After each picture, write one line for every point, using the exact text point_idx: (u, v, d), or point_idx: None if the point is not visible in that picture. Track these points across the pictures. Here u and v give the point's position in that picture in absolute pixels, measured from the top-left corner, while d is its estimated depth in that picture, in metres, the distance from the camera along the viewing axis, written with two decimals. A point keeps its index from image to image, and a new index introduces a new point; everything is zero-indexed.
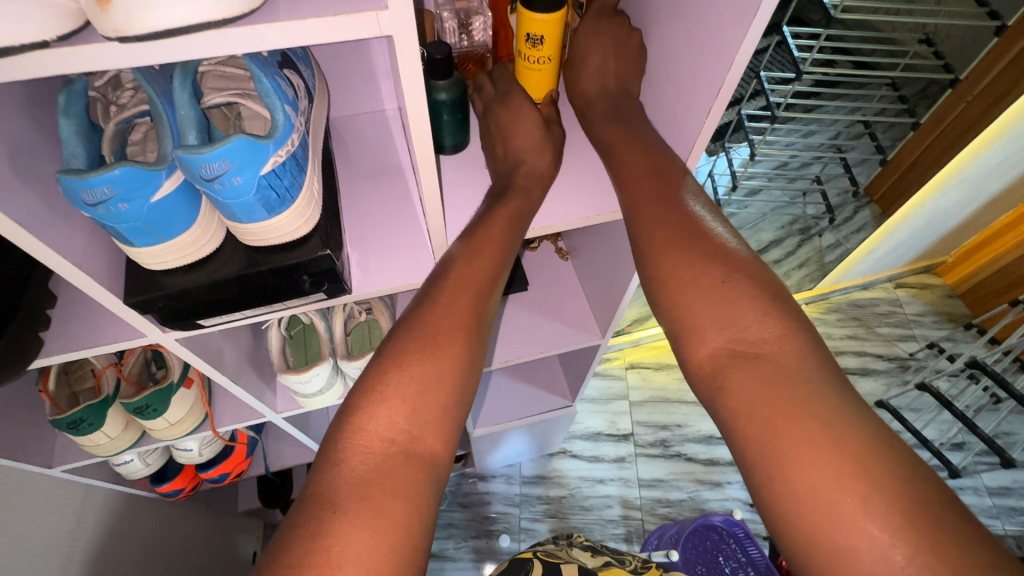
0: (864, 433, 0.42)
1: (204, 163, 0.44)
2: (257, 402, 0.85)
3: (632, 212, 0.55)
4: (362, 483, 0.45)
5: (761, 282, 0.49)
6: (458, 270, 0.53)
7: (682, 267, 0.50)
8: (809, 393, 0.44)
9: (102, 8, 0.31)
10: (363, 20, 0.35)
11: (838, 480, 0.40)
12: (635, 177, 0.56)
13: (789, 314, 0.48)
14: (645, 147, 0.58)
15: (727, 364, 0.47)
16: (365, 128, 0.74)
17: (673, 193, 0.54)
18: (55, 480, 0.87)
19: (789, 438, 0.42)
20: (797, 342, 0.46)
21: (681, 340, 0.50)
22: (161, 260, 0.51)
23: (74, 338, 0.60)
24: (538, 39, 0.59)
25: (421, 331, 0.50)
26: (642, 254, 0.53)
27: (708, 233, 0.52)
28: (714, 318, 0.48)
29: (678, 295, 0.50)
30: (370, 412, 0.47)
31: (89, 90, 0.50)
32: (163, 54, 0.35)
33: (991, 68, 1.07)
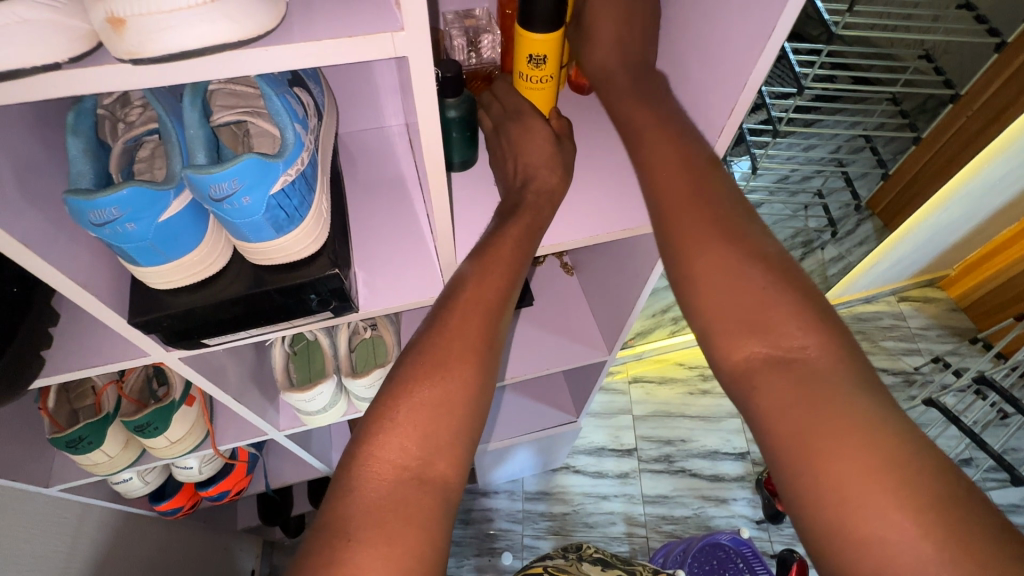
0: (907, 451, 0.39)
1: (213, 183, 0.43)
2: (260, 420, 0.83)
3: (663, 204, 0.50)
4: (373, 511, 0.43)
5: (803, 294, 0.46)
6: (469, 290, 0.52)
7: (715, 269, 0.47)
8: (849, 411, 0.41)
9: (115, 30, 0.31)
10: (377, 42, 0.35)
11: (883, 495, 0.38)
12: (669, 164, 0.51)
13: (828, 326, 0.45)
14: (675, 131, 0.53)
15: (767, 375, 0.44)
16: (373, 144, 0.74)
17: (709, 185, 0.50)
18: (51, 499, 0.85)
19: (822, 456, 0.40)
20: (838, 354, 0.44)
21: (715, 352, 0.47)
22: (167, 280, 0.50)
23: (75, 357, 0.59)
24: (540, 59, 0.60)
25: (433, 351, 0.49)
26: (672, 251, 0.49)
27: (745, 232, 0.48)
28: (746, 330, 0.46)
29: (709, 300, 0.47)
30: (380, 441, 0.46)
31: (97, 108, 0.50)
32: (174, 77, 0.34)
33: (990, 86, 1.05)
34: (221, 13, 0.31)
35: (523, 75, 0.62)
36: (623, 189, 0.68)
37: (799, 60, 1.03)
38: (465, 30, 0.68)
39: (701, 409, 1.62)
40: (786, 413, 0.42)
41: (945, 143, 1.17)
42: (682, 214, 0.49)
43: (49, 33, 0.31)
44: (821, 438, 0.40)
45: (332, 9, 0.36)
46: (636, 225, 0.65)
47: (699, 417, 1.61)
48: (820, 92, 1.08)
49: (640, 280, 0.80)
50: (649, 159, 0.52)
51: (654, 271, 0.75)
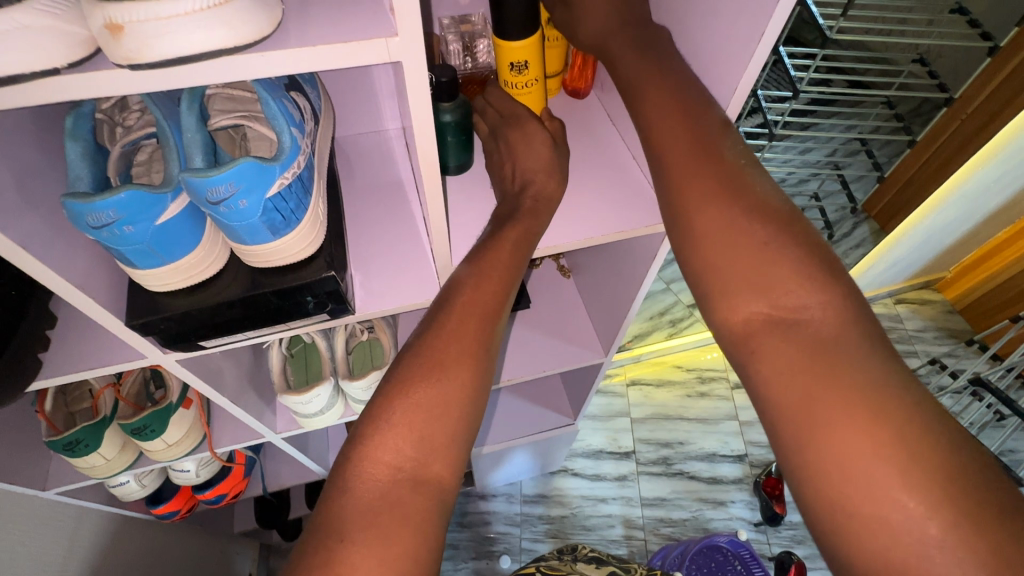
0: (916, 421, 0.37)
1: (211, 186, 0.44)
2: (257, 423, 0.84)
3: (665, 162, 0.48)
4: (368, 512, 0.44)
5: (814, 255, 0.43)
6: (466, 294, 0.53)
7: (718, 228, 0.45)
8: (856, 376, 0.39)
9: (114, 36, 0.31)
10: (371, 48, 0.35)
11: (888, 470, 0.36)
12: (671, 122, 0.49)
13: (840, 288, 0.42)
14: (679, 90, 0.50)
15: (767, 338, 0.42)
16: (369, 148, 0.75)
17: (714, 141, 0.47)
18: (47, 503, 0.85)
19: (822, 426, 0.38)
20: (847, 318, 0.41)
21: (716, 317, 0.45)
22: (165, 282, 0.51)
23: (72, 359, 0.59)
24: (523, 65, 0.62)
25: (430, 352, 0.50)
26: (673, 211, 0.47)
27: (751, 189, 0.46)
28: (750, 292, 0.43)
29: (711, 259, 0.45)
30: (377, 441, 0.47)
31: (95, 112, 0.50)
32: (171, 82, 0.35)
33: (982, 90, 1.07)
34: (218, 20, 0.32)
35: (510, 82, 0.65)
36: (616, 192, 0.69)
37: (793, 64, 1.04)
38: (461, 34, 0.69)
39: (699, 411, 1.62)
40: (787, 378, 0.41)
41: (946, 141, 1.17)
42: (683, 171, 0.47)
43: (49, 39, 0.31)
44: (827, 409, 0.38)
45: (328, 15, 0.36)
46: (631, 228, 0.66)
47: (696, 420, 1.61)
48: (814, 96, 1.09)
49: (635, 282, 0.80)
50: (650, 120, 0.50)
51: (649, 273, 0.76)
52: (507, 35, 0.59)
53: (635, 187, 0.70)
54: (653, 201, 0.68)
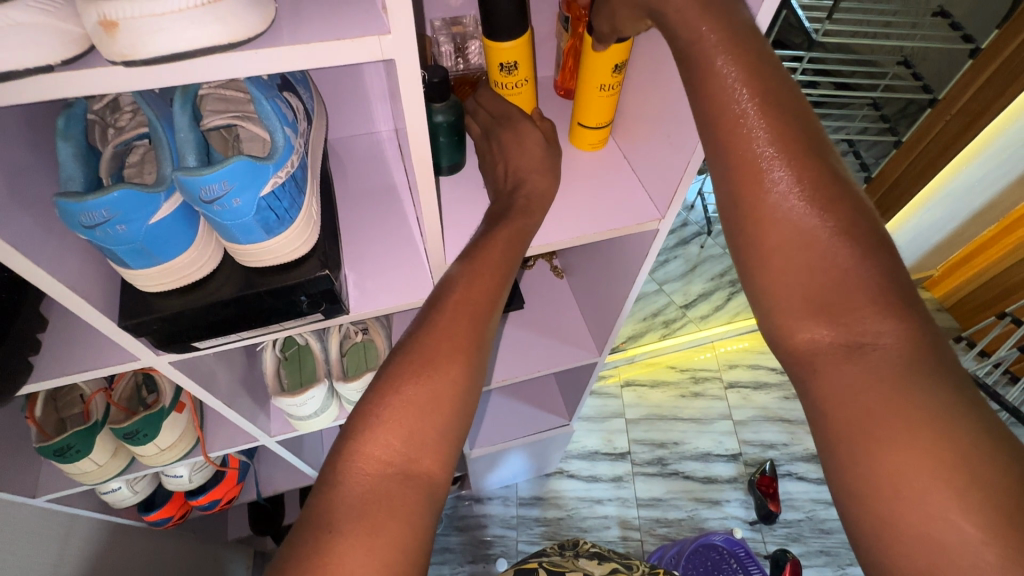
0: (984, 450, 0.35)
1: (205, 184, 0.44)
2: (251, 426, 0.83)
3: (735, 165, 0.45)
4: (357, 506, 0.44)
5: (890, 275, 0.42)
6: (458, 293, 0.53)
7: (790, 241, 0.44)
8: (926, 401, 0.37)
9: (108, 33, 0.31)
10: (364, 45, 0.36)
11: (946, 493, 0.35)
12: (750, 121, 0.44)
13: (911, 312, 0.41)
14: (760, 75, 0.44)
15: (832, 359, 0.42)
16: (363, 150, 0.75)
17: (797, 148, 0.44)
18: (38, 510, 0.84)
19: (878, 444, 0.37)
20: (918, 342, 0.40)
21: (776, 330, 0.45)
22: (156, 283, 0.51)
23: (64, 362, 0.59)
24: (512, 65, 0.63)
25: (425, 350, 0.50)
26: (741, 216, 0.46)
27: (831, 202, 0.43)
28: (815, 308, 0.43)
29: (777, 270, 0.44)
30: (367, 437, 0.47)
31: (87, 113, 0.50)
32: (165, 79, 0.35)
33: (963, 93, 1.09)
34: (213, 16, 0.32)
35: (499, 83, 0.65)
36: (607, 193, 0.70)
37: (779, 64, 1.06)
38: (452, 36, 0.70)
39: (694, 411, 1.63)
40: (854, 403, 0.39)
41: (933, 138, 1.19)
42: (756, 179, 0.44)
43: (40, 34, 0.31)
44: (886, 427, 0.38)
45: (320, 14, 0.37)
46: (622, 226, 0.67)
47: (691, 420, 1.62)
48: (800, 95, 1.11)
49: (628, 281, 0.81)
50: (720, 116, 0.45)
51: (642, 272, 0.77)
52: (498, 36, 0.59)
53: (626, 187, 0.70)
54: (643, 200, 0.69)
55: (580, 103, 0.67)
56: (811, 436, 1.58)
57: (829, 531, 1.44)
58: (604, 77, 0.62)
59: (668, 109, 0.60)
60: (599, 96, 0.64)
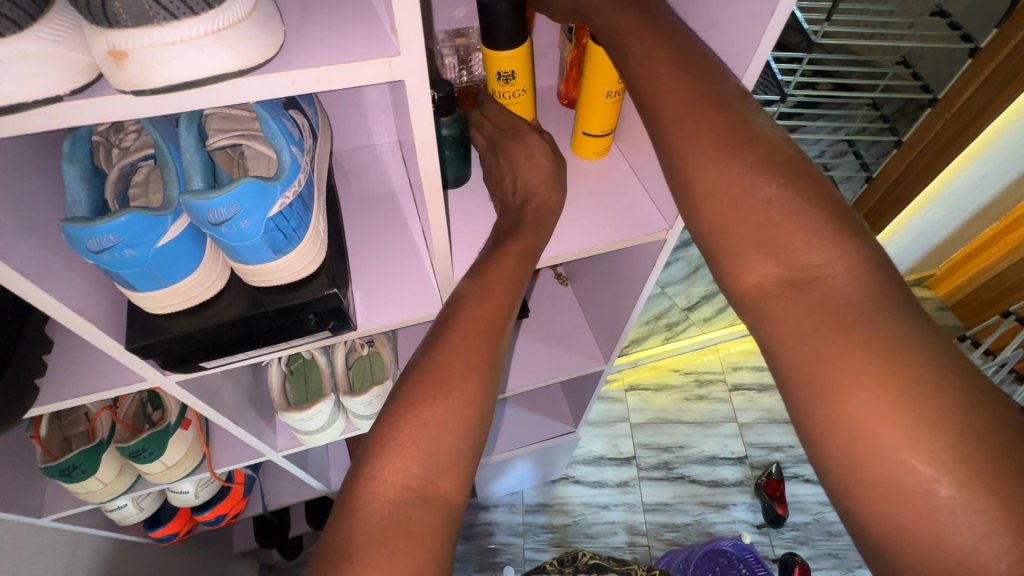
0: (939, 383, 0.34)
1: (212, 207, 0.43)
2: (257, 442, 0.83)
3: (656, 114, 0.45)
4: (378, 533, 0.43)
5: (826, 203, 0.40)
6: (469, 310, 0.52)
7: (716, 180, 0.42)
8: (872, 334, 0.36)
9: (118, 63, 0.31)
10: (373, 66, 0.35)
11: (902, 432, 0.33)
12: (663, 71, 0.45)
13: (855, 242, 0.39)
14: (664, 34, 0.47)
15: (782, 301, 0.40)
16: (366, 163, 0.75)
17: (713, 90, 0.44)
18: (43, 530, 0.83)
19: (832, 387, 0.36)
20: (865, 272, 0.38)
21: (724, 280, 0.43)
22: (163, 304, 0.50)
23: (70, 384, 0.58)
24: (510, 74, 0.62)
25: (438, 370, 0.49)
26: (672, 164, 0.44)
27: (755, 137, 0.42)
28: (755, 248, 0.41)
29: (711, 213, 0.42)
30: (385, 462, 0.46)
31: (92, 135, 0.50)
32: (174, 106, 0.34)
33: (962, 93, 1.09)
34: (221, 43, 0.32)
35: (497, 92, 0.65)
36: (613, 202, 0.70)
37: (780, 68, 1.06)
38: (456, 49, 0.69)
39: (699, 415, 1.63)
40: (801, 346, 0.38)
41: (929, 141, 1.20)
42: (681, 125, 0.43)
43: (52, 66, 0.31)
44: (837, 366, 0.36)
45: (329, 36, 0.36)
46: (630, 237, 0.66)
47: (696, 423, 1.61)
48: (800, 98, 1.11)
49: (634, 290, 0.81)
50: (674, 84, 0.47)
51: (648, 281, 0.76)
52: (498, 45, 0.58)
53: (632, 197, 0.70)
54: (649, 209, 0.69)
55: (582, 112, 0.67)
56: None
57: (837, 534, 1.43)
58: (610, 85, 0.61)
59: None
60: (604, 103, 0.64)
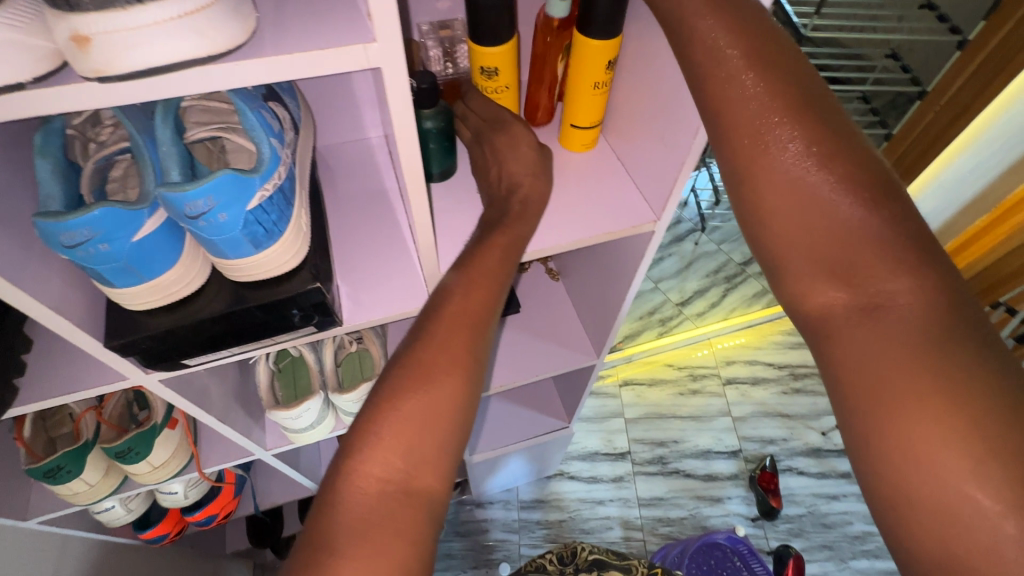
0: (1006, 414, 0.35)
1: (189, 200, 0.42)
2: (246, 441, 0.82)
3: (731, 130, 0.45)
4: (355, 528, 0.43)
5: (904, 230, 0.41)
6: (453, 304, 0.52)
7: (790, 202, 0.43)
8: (942, 367, 0.37)
9: (82, 48, 0.30)
10: (349, 53, 0.35)
11: (963, 463, 0.35)
12: (741, 81, 0.44)
13: (931, 271, 0.40)
14: (743, 32, 0.44)
15: (849, 323, 0.41)
16: (351, 157, 0.74)
17: (794, 100, 0.44)
18: (29, 533, 0.82)
19: (897, 410, 0.38)
20: (938, 303, 0.39)
21: (789, 295, 0.45)
22: (143, 301, 0.49)
23: (49, 384, 0.57)
24: (493, 71, 0.62)
25: (421, 365, 0.48)
26: (738, 178, 0.46)
27: (834, 157, 0.43)
28: (825, 270, 0.43)
29: (782, 234, 0.44)
30: (365, 455, 0.46)
31: (66, 129, 0.49)
32: (141, 95, 0.34)
33: (952, 83, 1.09)
34: (189, 28, 0.31)
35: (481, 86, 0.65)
36: (601, 194, 0.69)
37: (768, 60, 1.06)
38: (441, 40, 0.68)
39: (693, 409, 1.63)
40: (866, 370, 0.40)
41: (920, 133, 1.20)
42: (753, 140, 0.44)
43: (12, 51, 0.30)
44: (902, 393, 0.38)
45: (304, 23, 0.36)
46: (618, 229, 0.66)
47: (690, 418, 1.62)
48: None
49: (624, 283, 0.80)
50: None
51: (637, 273, 0.76)
52: (482, 41, 0.58)
53: (620, 189, 0.70)
54: (637, 200, 0.69)
55: (570, 104, 0.66)
56: (810, 431, 1.58)
57: (831, 526, 1.44)
58: (597, 75, 0.61)
59: (660, 110, 0.60)
60: (592, 94, 0.63)
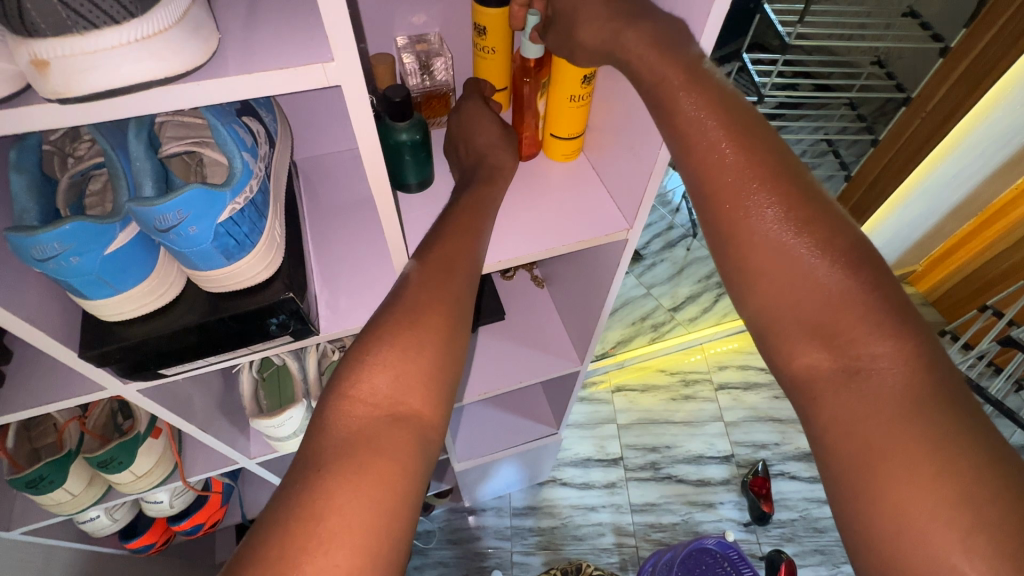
0: (983, 473, 0.37)
1: (158, 214, 0.43)
2: (229, 449, 0.83)
3: (716, 199, 0.47)
4: (345, 444, 0.45)
5: (883, 296, 0.44)
6: (405, 300, 0.52)
7: (772, 265, 0.46)
8: (923, 429, 0.39)
9: (40, 71, 0.31)
10: (310, 73, 0.36)
11: (944, 525, 0.36)
12: (722, 154, 0.47)
13: (910, 336, 0.42)
14: (721, 106, 0.48)
15: (831, 385, 0.43)
16: (332, 169, 0.76)
17: (769, 170, 0.47)
18: (14, 542, 0.82)
19: (883, 470, 0.39)
20: (916, 365, 0.41)
21: (776, 352, 0.47)
22: (119, 311, 0.50)
23: (28, 395, 0.58)
24: (484, 30, 0.64)
25: (402, 314, 0.50)
26: (721, 238, 0.48)
27: (812, 222, 0.46)
28: (809, 331, 0.45)
29: (766, 296, 0.46)
30: (355, 380, 0.48)
31: (43, 144, 0.50)
32: (103, 115, 0.35)
33: (937, 91, 1.12)
34: (146, 52, 0.32)
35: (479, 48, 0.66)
36: (575, 203, 0.70)
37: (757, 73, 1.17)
38: (417, 54, 0.70)
39: (686, 415, 1.63)
40: (852, 431, 0.41)
41: (915, 131, 1.20)
42: (736, 205, 0.47)
43: None
44: (884, 454, 0.39)
45: (266, 41, 0.37)
46: (590, 238, 0.67)
47: (682, 423, 1.62)
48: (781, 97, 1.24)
49: (602, 289, 0.81)
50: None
51: (615, 279, 0.77)
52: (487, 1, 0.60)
53: (594, 199, 0.71)
54: (611, 210, 0.70)
55: (551, 115, 0.67)
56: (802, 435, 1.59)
57: (823, 530, 1.44)
58: (574, 87, 0.62)
59: (632, 124, 0.61)
60: (570, 107, 0.65)
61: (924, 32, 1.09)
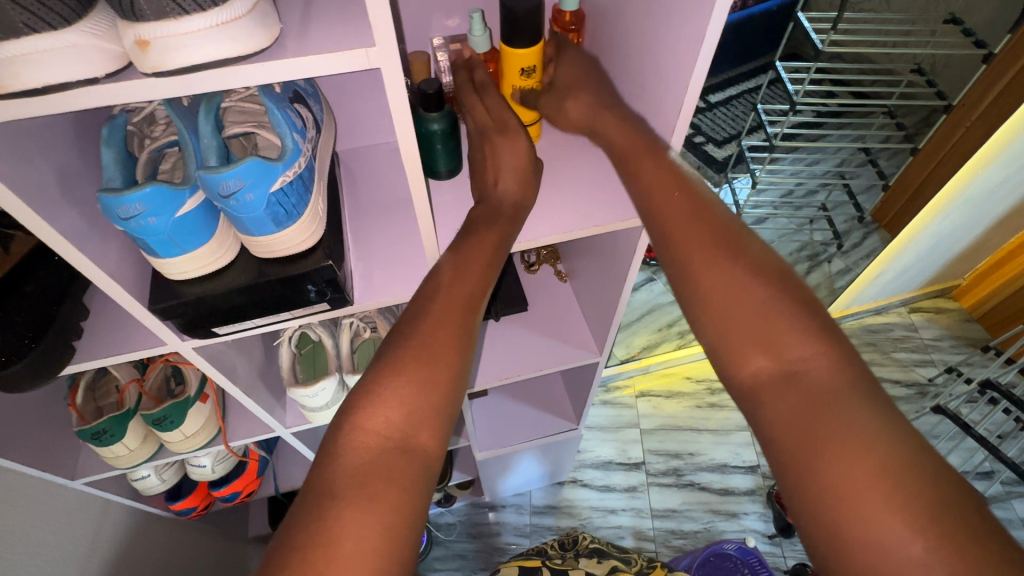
0: (900, 448, 0.42)
1: (222, 181, 0.50)
2: (268, 416, 0.90)
3: (670, 230, 0.55)
4: (372, 446, 0.52)
5: (806, 308, 0.50)
6: (447, 282, 0.60)
7: (718, 283, 0.51)
8: (849, 415, 0.44)
9: (143, 50, 0.39)
10: (352, 56, 0.41)
11: (877, 497, 0.40)
12: (671, 196, 0.56)
13: (829, 338, 0.48)
14: (670, 165, 0.58)
15: (774, 390, 0.47)
16: (370, 159, 0.83)
17: (708, 209, 0.55)
18: (78, 495, 0.91)
19: (824, 456, 0.42)
20: (837, 363, 0.47)
21: (725, 364, 0.51)
22: (182, 271, 0.57)
23: (101, 348, 0.66)
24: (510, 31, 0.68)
25: (441, 292, 0.59)
26: (677, 263, 0.54)
27: (745, 251, 0.53)
28: (751, 344, 0.49)
29: (714, 312, 0.51)
30: (405, 339, 0.56)
31: (128, 125, 0.58)
32: (185, 90, 0.42)
33: (986, 94, 1.08)
34: (224, 35, 0.39)
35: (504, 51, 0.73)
36: (594, 192, 0.74)
37: (789, 79, 1.22)
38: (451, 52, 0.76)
39: (711, 423, 1.63)
40: (793, 424, 0.45)
41: (952, 147, 1.18)
42: (686, 234, 0.54)
43: (91, 54, 0.39)
44: (821, 440, 0.43)
45: (321, 31, 0.43)
46: (606, 223, 0.70)
47: (709, 431, 1.61)
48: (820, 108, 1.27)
49: (621, 281, 0.85)
50: (610, 141, 0.63)
51: (632, 267, 0.80)
52: None
53: (613, 187, 0.74)
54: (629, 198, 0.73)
55: None
56: None
57: None
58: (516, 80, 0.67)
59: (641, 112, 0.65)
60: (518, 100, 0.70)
61: (966, 39, 1.09)
